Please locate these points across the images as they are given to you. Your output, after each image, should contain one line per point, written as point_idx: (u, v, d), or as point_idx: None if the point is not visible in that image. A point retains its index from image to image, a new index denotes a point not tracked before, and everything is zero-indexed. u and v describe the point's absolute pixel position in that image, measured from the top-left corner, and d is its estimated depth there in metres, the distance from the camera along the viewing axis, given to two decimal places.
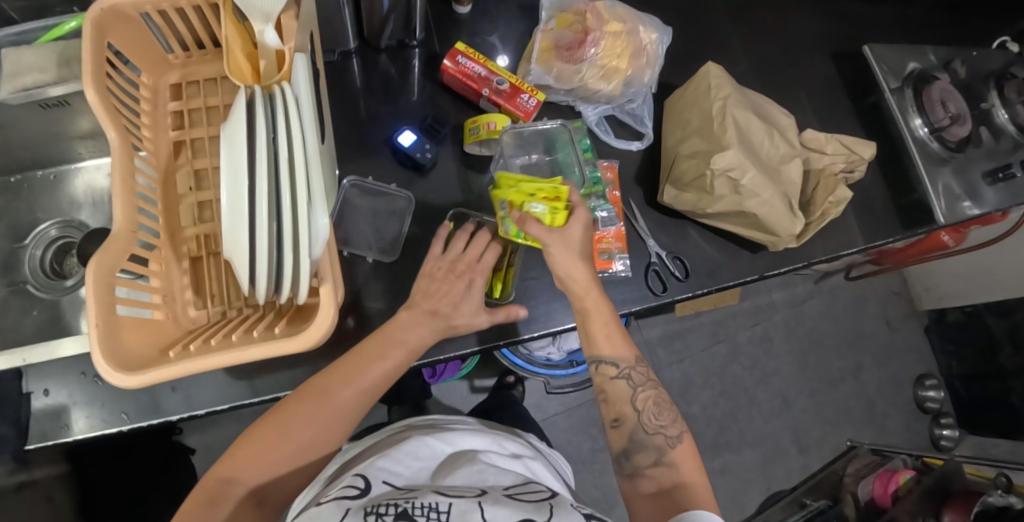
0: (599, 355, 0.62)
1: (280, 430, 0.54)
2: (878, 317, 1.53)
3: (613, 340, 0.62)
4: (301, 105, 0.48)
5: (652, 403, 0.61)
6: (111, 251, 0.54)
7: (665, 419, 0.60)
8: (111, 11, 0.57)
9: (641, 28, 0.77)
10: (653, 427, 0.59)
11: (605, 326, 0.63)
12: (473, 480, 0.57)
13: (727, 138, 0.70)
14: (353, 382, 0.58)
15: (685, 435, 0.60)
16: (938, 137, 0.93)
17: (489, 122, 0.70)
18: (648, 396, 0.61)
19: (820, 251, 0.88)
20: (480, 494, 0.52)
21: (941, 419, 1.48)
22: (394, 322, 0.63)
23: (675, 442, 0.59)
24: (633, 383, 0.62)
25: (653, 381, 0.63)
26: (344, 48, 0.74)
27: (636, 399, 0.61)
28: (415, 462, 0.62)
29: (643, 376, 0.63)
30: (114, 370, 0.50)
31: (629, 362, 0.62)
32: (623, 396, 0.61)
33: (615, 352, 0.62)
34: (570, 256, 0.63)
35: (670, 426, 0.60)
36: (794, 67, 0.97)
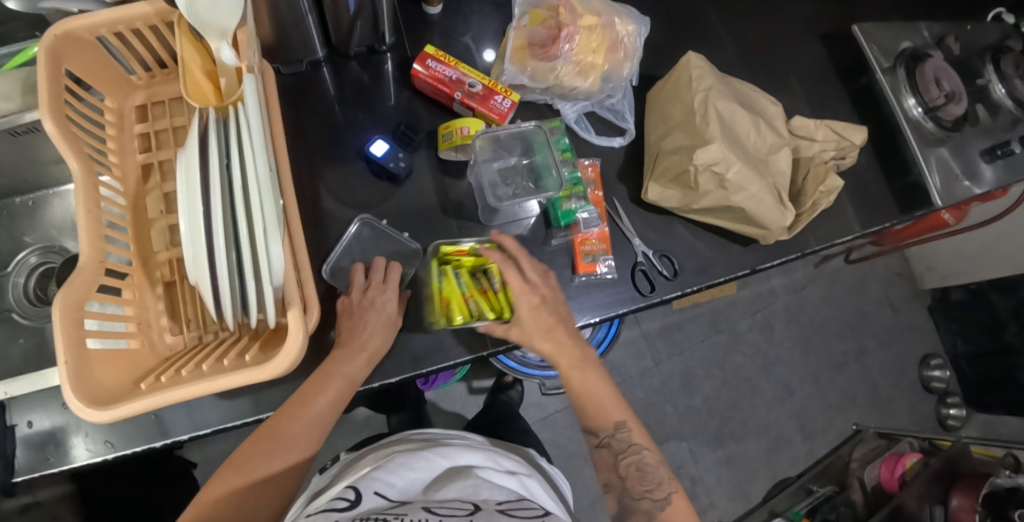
0: (591, 427, 0.64)
1: (238, 460, 0.54)
2: (880, 298, 1.51)
3: (599, 409, 0.63)
4: (253, 129, 0.46)
5: (635, 468, 0.61)
6: (77, 285, 0.53)
7: (650, 483, 0.60)
8: (66, 36, 0.55)
9: (617, 20, 0.74)
10: (639, 492, 0.60)
11: (590, 396, 0.64)
12: (466, 492, 0.56)
13: (709, 131, 0.67)
14: (303, 411, 0.57)
15: (677, 494, 0.60)
16: (932, 117, 0.90)
17: (462, 126, 0.68)
18: (631, 462, 0.61)
19: (814, 240, 0.86)
20: (472, 512, 0.51)
21: (947, 399, 1.46)
22: (340, 358, 0.60)
23: (662, 506, 0.59)
24: (614, 450, 0.62)
25: (638, 446, 0.62)
26: (312, 58, 0.72)
27: (619, 465, 0.61)
28: (408, 473, 0.61)
29: (626, 441, 0.62)
30: (86, 405, 0.49)
31: (610, 430, 0.63)
32: (607, 463, 0.62)
33: (597, 422, 0.63)
34: (545, 337, 0.64)
35: (657, 489, 0.60)
36: (781, 52, 0.94)
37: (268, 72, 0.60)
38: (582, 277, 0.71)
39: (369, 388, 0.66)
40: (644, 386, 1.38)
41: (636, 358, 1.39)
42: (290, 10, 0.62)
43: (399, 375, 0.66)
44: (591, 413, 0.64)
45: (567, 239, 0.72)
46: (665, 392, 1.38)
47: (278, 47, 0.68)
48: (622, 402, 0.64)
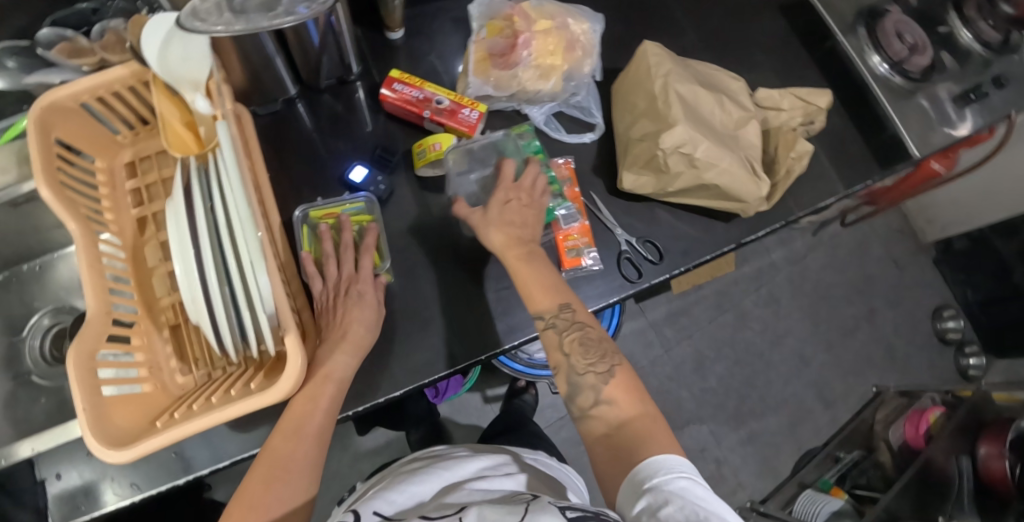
0: (532, 306, 0.61)
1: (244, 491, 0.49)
2: (883, 257, 1.50)
3: (539, 290, 0.61)
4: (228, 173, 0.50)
5: (577, 343, 0.58)
6: (87, 336, 0.56)
7: (593, 357, 0.57)
8: (52, 106, 0.59)
9: (571, 20, 0.76)
10: (582, 367, 0.57)
11: (530, 280, 0.61)
12: (458, 500, 0.56)
13: (673, 114, 0.69)
14: (302, 430, 0.53)
15: (619, 367, 0.57)
16: (900, 71, 0.92)
17: (435, 142, 0.72)
18: (574, 337, 0.58)
19: (796, 208, 0.87)
20: (459, 509, 0.50)
21: (966, 349, 1.44)
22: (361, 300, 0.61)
23: (605, 378, 0.56)
24: (559, 329, 0.59)
25: (582, 324, 0.59)
26: (286, 96, 0.76)
27: (562, 343, 0.58)
28: (404, 493, 0.60)
29: (572, 319, 0.59)
30: (105, 446, 0.52)
31: (551, 311, 0.60)
32: (551, 343, 0.59)
33: (547, 301, 0.60)
34: (493, 223, 0.64)
35: (599, 362, 0.57)
36: (742, 30, 0.96)
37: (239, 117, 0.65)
38: (569, 271, 0.73)
39: (375, 405, 0.66)
40: (657, 374, 1.39)
41: (645, 347, 1.40)
42: (258, 54, 0.66)
43: (401, 388, 0.66)
44: (536, 293, 0.61)
45: (550, 237, 0.74)
46: (679, 377, 1.39)
47: (251, 91, 0.72)
48: (563, 289, 0.61)
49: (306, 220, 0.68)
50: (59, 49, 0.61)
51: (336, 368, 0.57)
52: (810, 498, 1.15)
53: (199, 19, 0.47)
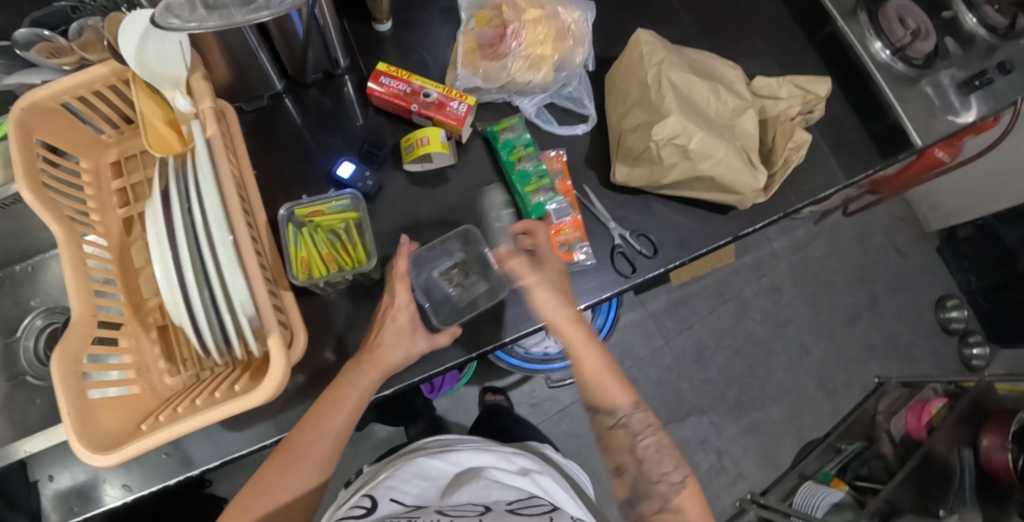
0: (598, 402, 0.64)
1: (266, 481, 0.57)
2: (886, 246, 1.48)
3: (602, 388, 0.64)
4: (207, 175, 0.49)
5: (653, 451, 0.62)
6: (72, 340, 0.56)
7: (667, 466, 0.61)
8: (32, 107, 0.58)
9: (561, 8, 0.74)
10: (656, 475, 0.60)
11: (597, 375, 0.64)
12: (476, 496, 0.59)
13: (666, 105, 0.67)
14: (324, 431, 0.58)
15: (690, 478, 0.61)
16: (902, 57, 0.90)
17: (421, 136, 0.69)
18: (648, 444, 0.62)
19: (795, 198, 0.85)
20: (482, 513, 0.54)
21: (968, 338, 1.43)
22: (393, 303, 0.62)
23: (678, 489, 0.59)
24: (631, 430, 0.63)
25: (653, 428, 0.64)
26: (272, 91, 0.74)
27: (636, 447, 0.62)
28: (422, 482, 0.64)
29: (642, 421, 0.64)
30: (91, 451, 0.52)
31: (628, 407, 0.63)
32: (622, 444, 0.63)
33: (621, 397, 0.64)
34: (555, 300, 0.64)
35: (673, 472, 0.61)
36: (740, 16, 0.94)
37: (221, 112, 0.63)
38: None
39: None
40: (657, 366, 1.37)
41: (645, 338, 1.39)
42: (241, 49, 0.64)
43: (393, 387, 0.66)
44: (608, 386, 0.64)
45: None
46: (680, 368, 1.38)
47: (236, 86, 0.71)
48: (626, 384, 0.65)
49: (293, 220, 0.63)
50: (38, 48, 0.60)
51: (364, 377, 0.59)
52: (810, 490, 1.15)
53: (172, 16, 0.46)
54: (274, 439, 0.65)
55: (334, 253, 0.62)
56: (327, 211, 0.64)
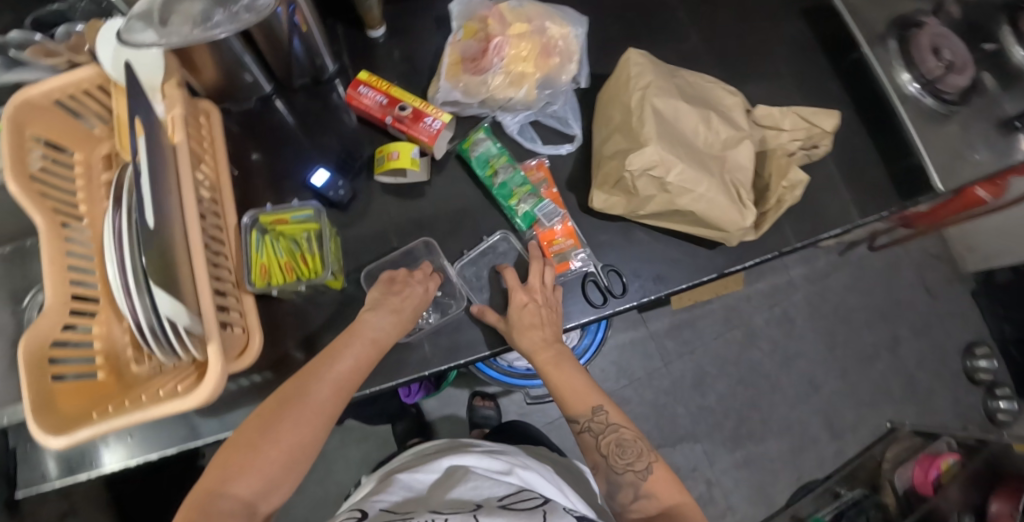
0: (572, 414, 0.64)
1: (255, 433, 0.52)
2: (915, 285, 1.39)
3: (582, 395, 0.64)
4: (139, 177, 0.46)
5: (615, 445, 0.61)
6: (41, 325, 0.58)
7: (630, 456, 0.60)
8: (26, 103, 0.61)
9: (550, 24, 0.72)
10: (621, 466, 0.60)
11: (568, 387, 0.65)
12: (468, 495, 0.59)
13: (645, 133, 0.64)
14: (311, 397, 0.55)
15: (656, 462, 0.61)
16: (932, 91, 0.83)
17: (393, 150, 0.70)
18: (611, 440, 0.61)
19: (793, 236, 0.80)
20: (475, 508, 0.54)
21: (996, 391, 1.32)
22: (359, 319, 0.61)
23: (645, 476, 0.60)
24: (594, 432, 0.62)
25: (616, 425, 0.62)
26: (261, 93, 0.75)
27: (599, 445, 0.61)
28: (407, 492, 0.64)
29: (604, 422, 0.62)
30: (49, 434, 0.54)
31: (586, 415, 0.63)
32: (588, 444, 0.62)
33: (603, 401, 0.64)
34: (532, 329, 0.65)
35: (637, 460, 0.60)
36: (759, 36, 0.89)
37: (196, 117, 0.66)
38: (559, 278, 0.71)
39: None
40: (654, 388, 1.32)
41: (644, 359, 1.33)
42: (226, 56, 0.65)
43: None
44: (577, 399, 0.64)
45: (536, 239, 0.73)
46: (678, 393, 1.32)
47: (224, 88, 0.72)
48: (597, 388, 0.65)
49: (256, 227, 0.64)
50: (32, 50, 0.63)
51: (365, 332, 0.60)
52: None
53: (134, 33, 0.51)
54: (225, 434, 0.67)
55: (294, 263, 0.65)
56: (285, 218, 0.65)
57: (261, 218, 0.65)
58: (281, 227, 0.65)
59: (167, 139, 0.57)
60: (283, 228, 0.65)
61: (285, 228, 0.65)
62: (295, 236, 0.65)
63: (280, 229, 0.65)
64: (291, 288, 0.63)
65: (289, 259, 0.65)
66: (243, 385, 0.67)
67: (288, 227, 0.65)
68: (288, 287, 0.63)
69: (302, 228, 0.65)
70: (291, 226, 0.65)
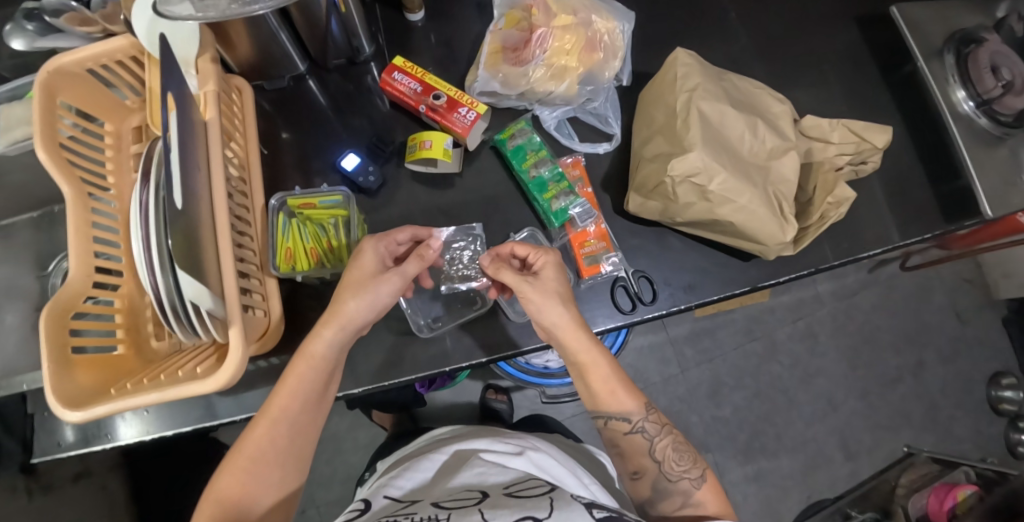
0: (607, 411, 0.61)
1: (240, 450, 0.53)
2: (945, 308, 1.35)
3: (613, 397, 0.60)
4: (170, 157, 0.46)
5: (670, 450, 0.60)
6: (63, 296, 0.57)
7: (686, 463, 0.60)
8: (58, 71, 0.60)
9: (596, 17, 0.69)
10: (675, 473, 0.60)
11: (604, 385, 0.60)
12: (472, 480, 0.58)
13: (689, 137, 0.62)
14: (278, 416, 0.54)
15: (707, 472, 0.61)
16: (987, 112, 0.79)
17: (425, 139, 0.68)
18: (666, 445, 0.60)
19: (831, 254, 0.77)
20: (480, 500, 0.50)
21: (1019, 423, 1.28)
22: (311, 336, 0.56)
23: (698, 484, 0.59)
24: (648, 434, 0.61)
25: (668, 426, 0.62)
26: (295, 72, 0.74)
27: (653, 450, 0.60)
28: (416, 474, 0.63)
29: (656, 423, 0.61)
30: (66, 407, 0.54)
31: (639, 413, 0.60)
32: (639, 448, 0.61)
33: (631, 404, 0.60)
34: (560, 304, 0.59)
35: (692, 468, 0.60)
36: (811, 43, 0.85)
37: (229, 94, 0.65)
38: (588, 281, 0.69)
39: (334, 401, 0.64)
40: (669, 394, 1.30)
41: (660, 364, 1.31)
42: (261, 32, 0.63)
43: (361, 386, 0.64)
44: (606, 398, 0.60)
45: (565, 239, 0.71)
46: (691, 401, 1.30)
47: (259, 65, 0.70)
48: (636, 388, 0.61)
49: (284, 210, 0.64)
50: (66, 17, 0.62)
51: (311, 348, 0.56)
52: None
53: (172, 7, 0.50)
54: (242, 416, 0.66)
55: (321, 248, 0.64)
56: (316, 203, 0.64)
57: (291, 200, 0.64)
58: (309, 212, 0.64)
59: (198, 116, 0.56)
60: (311, 212, 0.64)
61: (314, 213, 0.64)
62: (324, 222, 0.64)
63: (307, 214, 0.64)
64: (318, 273, 0.63)
65: (317, 243, 0.64)
66: (260, 367, 0.66)
67: (318, 212, 0.64)
68: (315, 271, 0.63)
69: (332, 214, 0.64)
70: (320, 211, 0.64)
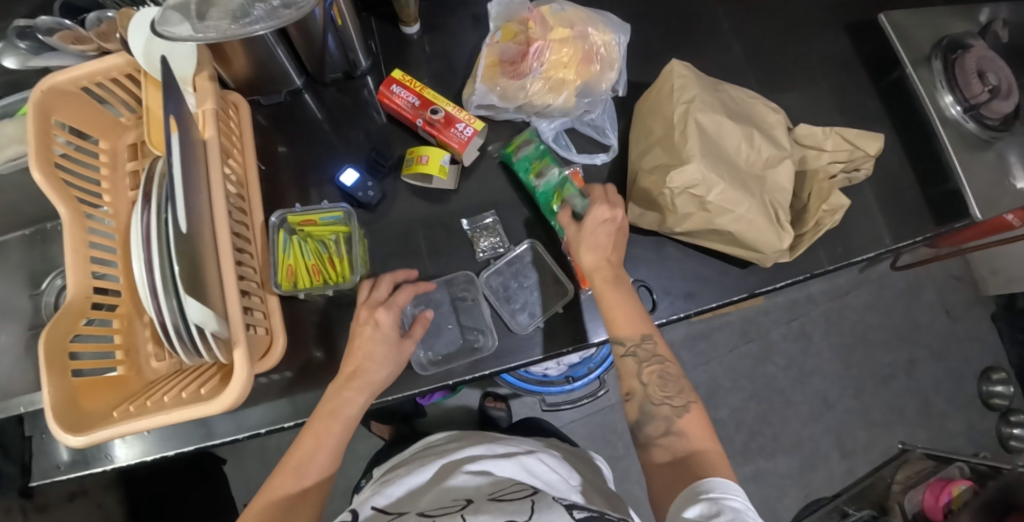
0: (613, 334, 0.59)
1: (260, 502, 0.52)
2: (935, 306, 1.37)
3: (624, 317, 0.59)
4: (173, 181, 0.46)
5: (657, 376, 0.58)
6: (61, 319, 0.56)
7: (671, 390, 0.58)
8: (52, 91, 0.59)
9: (592, 30, 0.70)
10: (659, 397, 0.57)
11: (616, 310, 0.59)
12: (457, 487, 0.58)
13: (687, 149, 0.62)
14: (303, 467, 0.54)
15: (694, 404, 0.57)
16: (975, 116, 0.80)
17: (421, 155, 0.69)
18: (654, 369, 0.58)
19: (826, 259, 0.78)
20: (463, 507, 0.51)
21: (1010, 417, 1.30)
22: (334, 397, 0.57)
23: (681, 413, 0.56)
24: (639, 358, 0.59)
25: (662, 357, 0.59)
26: (291, 87, 0.73)
27: (641, 372, 0.58)
28: (406, 483, 0.63)
29: (651, 351, 0.59)
30: (67, 432, 0.53)
31: (634, 340, 0.58)
32: (629, 371, 0.59)
33: (634, 328, 0.59)
34: (592, 247, 0.60)
35: (677, 396, 0.57)
36: (802, 50, 0.86)
37: (226, 110, 0.65)
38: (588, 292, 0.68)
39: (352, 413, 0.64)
40: None
41: None
42: (258, 47, 0.63)
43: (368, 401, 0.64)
44: (619, 321, 0.59)
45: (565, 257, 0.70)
46: None
47: (255, 81, 0.70)
48: (646, 315, 0.59)
49: (284, 227, 0.63)
50: (60, 35, 0.62)
51: (340, 409, 0.57)
52: None
53: (169, 26, 0.50)
54: (244, 434, 0.65)
55: (322, 266, 0.63)
56: (316, 221, 0.64)
57: (290, 217, 0.64)
58: (309, 230, 0.64)
59: (197, 134, 0.56)
60: (309, 230, 0.64)
61: (314, 231, 0.64)
62: (325, 242, 0.64)
63: (306, 231, 0.64)
64: (319, 290, 0.61)
65: (317, 260, 0.63)
66: (263, 383, 0.66)
67: (317, 231, 0.64)
68: (316, 288, 0.62)
69: (332, 233, 0.64)
70: (320, 230, 0.64)
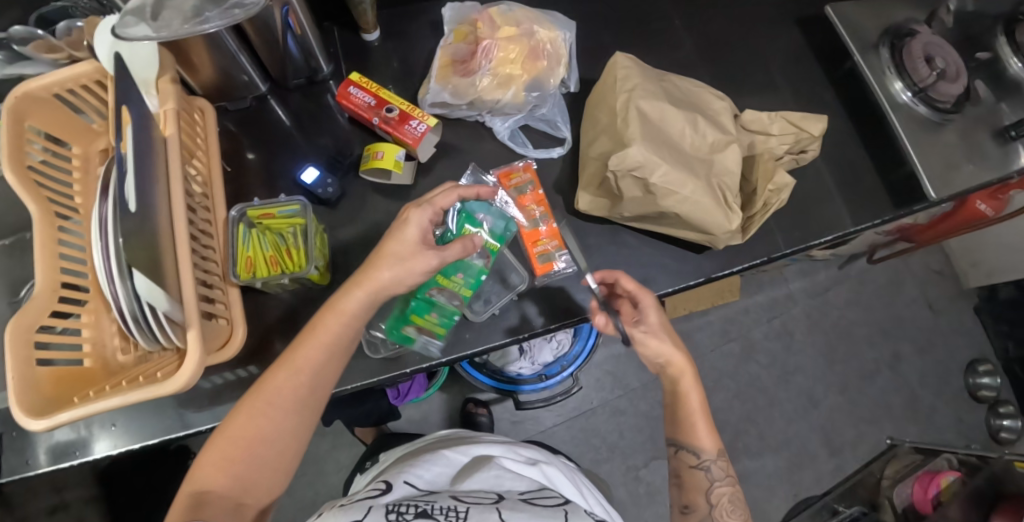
0: (681, 442, 0.66)
1: (229, 434, 0.54)
2: (917, 300, 1.38)
3: (689, 427, 0.65)
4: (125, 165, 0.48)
5: (726, 500, 0.64)
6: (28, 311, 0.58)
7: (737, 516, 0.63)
8: (25, 96, 0.63)
9: (538, 28, 0.75)
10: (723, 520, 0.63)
11: (691, 416, 0.65)
12: (488, 484, 0.60)
13: (629, 134, 0.65)
14: (277, 402, 0.56)
15: None
16: (925, 99, 0.82)
17: (377, 150, 0.72)
18: (722, 493, 0.64)
19: (783, 244, 0.79)
20: (497, 500, 0.52)
21: (999, 409, 1.29)
22: (343, 294, 0.58)
23: None
24: (711, 475, 0.65)
25: (729, 478, 0.65)
26: (256, 92, 0.77)
27: (710, 492, 0.64)
28: (434, 467, 0.65)
29: (722, 469, 0.65)
30: (30, 416, 0.55)
31: (711, 455, 0.65)
32: (699, 485, 0.65)
33: (708, 444, 0.65)
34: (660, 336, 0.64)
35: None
36: (753, 46, 0.89)
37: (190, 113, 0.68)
38: (541, 279, 0.71)
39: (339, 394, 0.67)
40: None
41: None
42: (221, 54, 0.67)
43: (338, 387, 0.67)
44: (698, 425, 0.64)
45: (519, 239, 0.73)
46: None
47: (221, 87, 0.73)
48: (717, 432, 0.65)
49: (244, 220, 0.66)
50: (35, 44, 0.67)
51: (321, 331, 0.57)
52: None
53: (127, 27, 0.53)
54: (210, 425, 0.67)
55: (278, 257, 0.66)
56: (275, 214, 0.67)
57: (252, 211, 0.67)
58: (268, 222, 0.67)
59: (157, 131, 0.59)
60: (269, 223, 0.67)
61: (275, 223, 0.67)
62: (282, 233, 0.67)
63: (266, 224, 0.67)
64: (274, 280, 0.64)
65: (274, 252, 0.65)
66: (227, 379, 0.67)
67: (276, 224, 0.67)
68: (271, 278, 0.64)
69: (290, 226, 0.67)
70: (280, 223, 0.66)
